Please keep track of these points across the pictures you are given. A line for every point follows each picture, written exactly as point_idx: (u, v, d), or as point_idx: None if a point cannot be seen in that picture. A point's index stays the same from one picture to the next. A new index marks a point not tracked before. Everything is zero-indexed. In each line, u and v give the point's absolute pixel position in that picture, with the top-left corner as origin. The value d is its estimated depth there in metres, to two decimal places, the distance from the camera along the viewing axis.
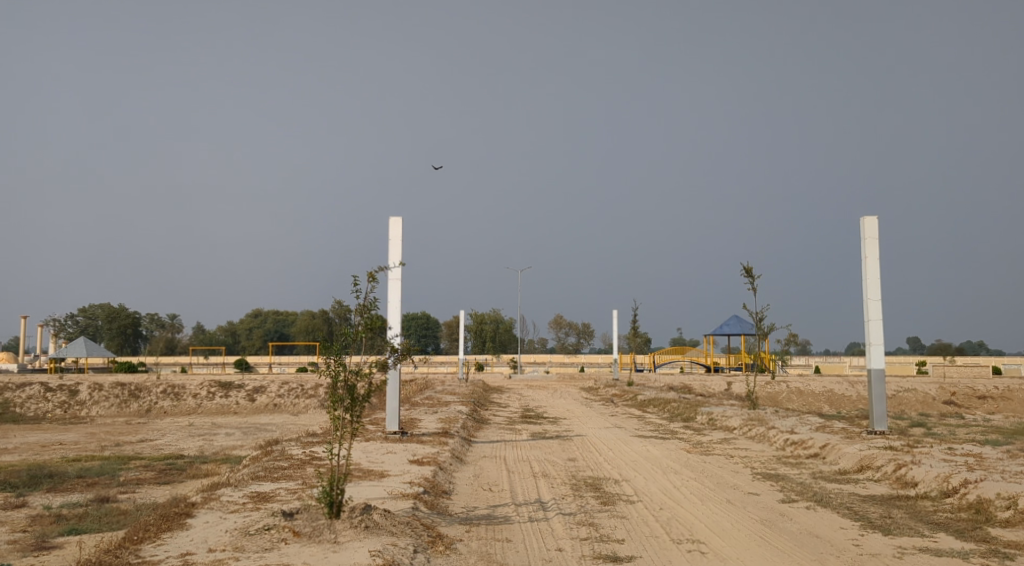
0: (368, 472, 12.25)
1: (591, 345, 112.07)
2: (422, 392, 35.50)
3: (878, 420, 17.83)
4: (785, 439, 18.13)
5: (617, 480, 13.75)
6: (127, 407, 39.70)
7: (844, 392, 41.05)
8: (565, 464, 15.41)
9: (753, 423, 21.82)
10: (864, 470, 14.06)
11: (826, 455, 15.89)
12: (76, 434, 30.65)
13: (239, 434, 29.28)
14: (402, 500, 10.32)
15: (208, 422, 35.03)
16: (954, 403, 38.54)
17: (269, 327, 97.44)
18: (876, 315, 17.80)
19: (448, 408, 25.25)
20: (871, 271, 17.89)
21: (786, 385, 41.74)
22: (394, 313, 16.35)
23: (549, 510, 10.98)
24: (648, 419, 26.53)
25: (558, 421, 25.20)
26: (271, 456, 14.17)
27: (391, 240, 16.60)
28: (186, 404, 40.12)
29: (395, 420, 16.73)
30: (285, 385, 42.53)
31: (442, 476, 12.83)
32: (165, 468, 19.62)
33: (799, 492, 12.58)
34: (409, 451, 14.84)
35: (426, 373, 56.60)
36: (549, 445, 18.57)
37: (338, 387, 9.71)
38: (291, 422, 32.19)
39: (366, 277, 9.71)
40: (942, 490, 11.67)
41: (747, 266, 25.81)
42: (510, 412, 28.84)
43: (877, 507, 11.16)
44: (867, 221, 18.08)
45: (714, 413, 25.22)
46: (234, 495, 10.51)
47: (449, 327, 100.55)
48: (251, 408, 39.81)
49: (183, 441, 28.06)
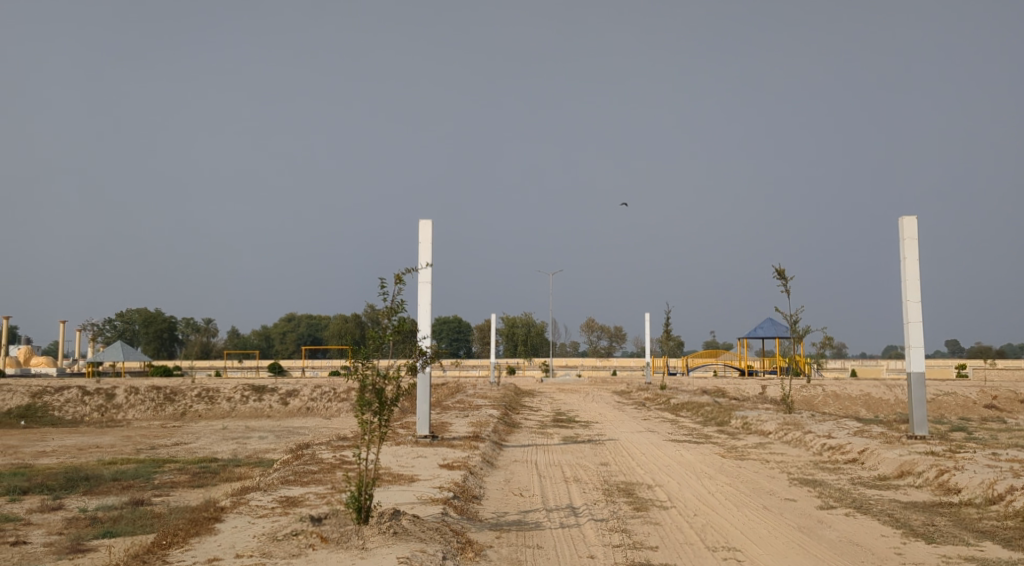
0: (398, 476, 12.17)
1: (622, 348, 111.40)
2: (453, 396, 35.45)
3: (918, 424, 17.39)
4: (823, 444, 17.75)
5: (650, 485, 13.52)
6: (163, 411, 40.16)
7: (881, 395, 40.27)
8: (596, 469, 15.21)
9: (789, 427, 21.45)
10: (905, 475, 13.69)
11: (865, 460, 15.52)
12: (112, 437, 31.05)
13: (272, 438, 29.43)
14: (431, 505, 10.22)
15: (241, 425, 35.29)
16: (996, 407, 37.60)
17: (301, 331, 98.25)
18: (916, 318, 17.36)
19: (479, 412, 25.16)
20: (910, 272, 17.45)
21: (821, 389, 41.08)
22: (424, 316, 16.27)
23: (581, 516, 10.81)
24: (682, 423, 26.17)
25: (589, 425, 24.99)
26: (301, 460, 14.14)
27: (421, 243, 16.54)
28: (220, 407, 40.52)
29: (425, 424, 16.66)
30: (317, 389, 42.74)
31: (472, 481, 12.71)
32: (199, 471, 19.72)
33: (838, 498, 12.25)
34: (439, 456, 14.77)
35: (457, 377, 56.63)
36: (581, 449, 18.37)
37: (365, 392, 9.63)
38: (323, 426, 32.31)
39: (393, 279, 9.64)
40: (988, 497, 11.28)
41: (781, 267, 25.38)
42: (541, 416, 28.66)
43: (919, 515, 10.82)
44: (906, 220, 17.65)
45: (748, 417, 24.85)
46: (263, 500, 10.49)
47: (481, 331, 100.60)
48: (283, 412, 40.06)
49: (217, 445, 28.27)
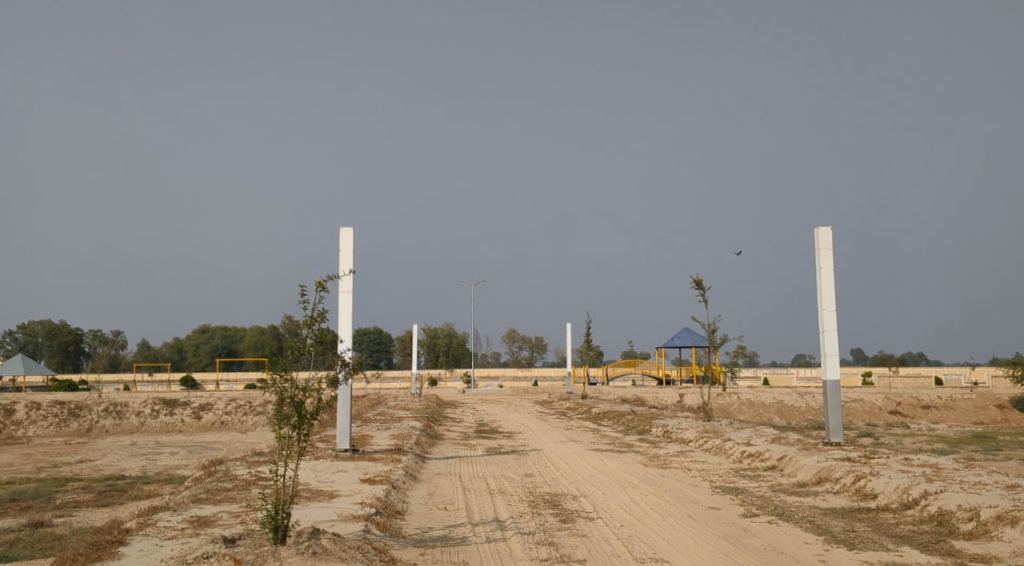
0: (317, 493, 11.70)
1: (543, 358, 112.00)
2: (374, 408, 34.76)
3: (833, 431, 17.84)
4: (743, 451, 18.01)
5: (576, 496, 13.39)
6: (66, 426, 38.15)
7: (793, 402, 41.48)
8: (521, 480, 15.04)
9: (708, 435, 21.77)
10: (823, 482, 13.97)
11: (784, 467, 15.80)
12: (9, 456, 29.22)
13: (185, 453, 28.23)
14: (352, 522, 9.82)
15: (151, 441, 33.78)
16: (899, 413, 39.17)
17: (217, 342, 95.23)
18: (831, 327, 17.82)
19: (400, 424, 24.71)
20: (825, 282, 17.93)
21: (737, 397, 42.06)
22: (345, 326, 15.82)
23: (507, 530, 10.58)
24: (603, 432, 26.28)
25: (512, 436, 24.85)
26: (214, 476, 13.48)
27: (341, 251, 16.08)
28: (128, 422, 38.77)
29: (346, 436, 16.16)
30: (232, 402, 41.34)
31: (395, 495, 12.32)
32: (106, 490, 18.66)
33: (760, 505, 12.38)
34: (360, 470, 14.31)
35: (378, 389, 55.72)
36: (505, 460, 18.17)
37: (283, 405, 9.19)
38: (238, 440, 31.20)
39: (315, 286, 9.19)
40: (903, 501, 11.57)
41: (699, 278, 25.84)
42: (463, 427, 28.35)
43: (840, 521, 11.00)
44: (822, 231, 18.14)
45: (669, 425, 25.14)
46: (172, 520, 9.90)
47: (402, 342, 99.54)
48: (196, 426, 38.60)
49: (124, 461, 26.91)
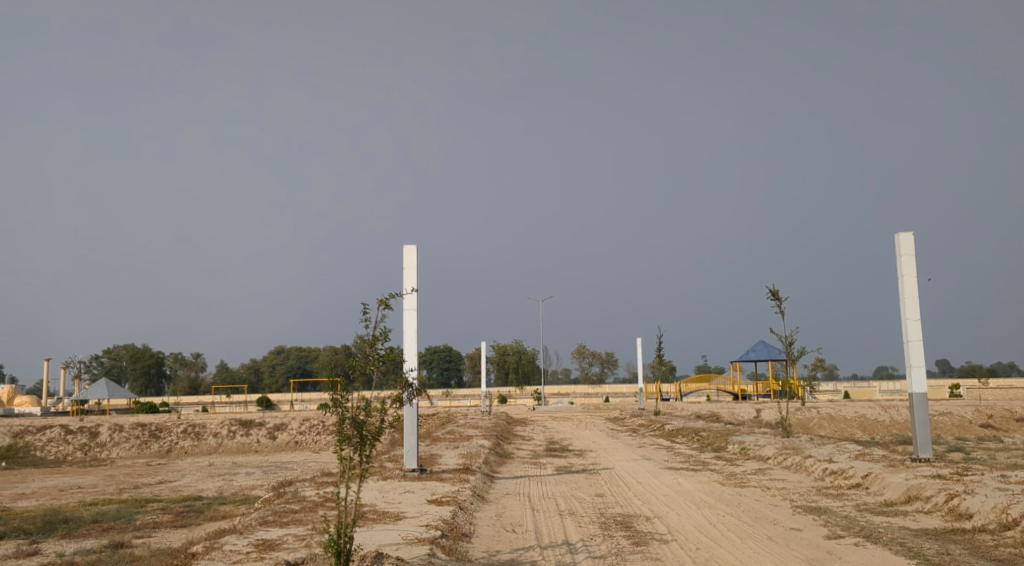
0: (384, 514, 11.55)
1: (614, 374, 110.69)
2: (444, 426, 34.72)
3: (922, 446, 16.89)
4: (824, 468, 17.19)
5: (649, 517, 12.91)
6: (148, 448, 39.28)
7: (876, 417, 39.84)
8: (591, 500, 14.63)
9: (788, 451, 20.94)
10: (912, 501, 13.17)
11: (869, 485, 14.99)
12: (94, 477, 30.15)
13: (260, 474, 28.62)
14: (417, 545, 9.62)
15: (228, 462, 34.42)
16: (992, 426, 37.21)
17: (291, 364, 97.14)
18: (916, 337, 16.93)
19: (469, 443, 24.57)
20: (908, 290, 17.07)
21: (816, 411, 40.63)
22: (411, 344, 15.73)
23: (578, 553, 10.23)
24: (677, 450, 25.60)
25: (583, 454, 24.44)
26: (283, 498, 13.46)
27: (405, 269, 16.05)
28: (206, 443, 39.67)
29: (413, 456, 16.03)
30: (306, 422, 41.92)
31: (462, 517, 12.08)
32: (183, 510, 18.99)
33: (845, 527, 11.71)
34: (428, 490, 14.15)
35: (448, 407, 55.84)
36: (576, 479, 17.77)
37: (345, 425, 9.05)
38: (312, 460, 31.55)
39: (376, 304, 9.07)
40: (1002, 522, 10.77)
41: (774, 288, 25.02)
42: (534, 445, 28.05)
43: (933, 543, 10.28)
44: (903, 237, 17.31)
45: (746, 442, 24.32)
46: (238, 544, 9.88)
47: (472, 360, 99.77)
48: (271, 447, 39.26)
49: (202, 482, 27.42)
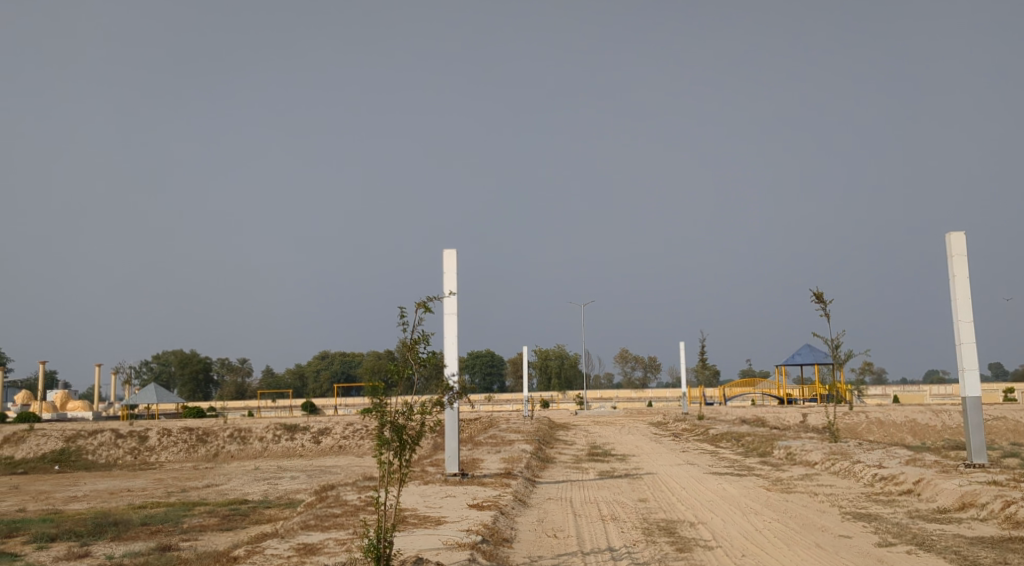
0: (425, 519, 11.54)
1: (657, 378, 109.71)
2: (486, 431, 34.70)
3: (976, 452, 16.37)
4: (874, 474, 16.75)
5: (693, 523, 12.72)
6: (196, 452, 39.98)
7: (927, 421, 38.85)
8: (635, 505, 14.46)
9: (836, 456, 20.48)
10: (967, 508, 12.75)
11: (921, 492, 14.57)
12: (144, 480, 30.75)
13: (304, 478, 28.91)
14: (457, 550, 9.57)
15: (273, 466, 34.85)
16: None
17: (335, 369, 98.13)
18: (969, 339, 16.44)
19: (511, 447, 24.50)
20: (959, 290, 16.58)
21: (865, 415, 39.75)
22: (451, 350, 15.73)
23: (620, 560, 10.09)
24: (722, 455, 25.24)
25: (625, 459, 24.20)
26: (325, 502, 13.56)
27: (445, 273, 16.07)
28: (252, 447, 40.24)
29: (454, 461, 16.02)
30: (349, 426, 42.27)
31: (503, 522, 12.02)
32: (229, 514, 19.23)
33: (897, 534, 11.38)
34: (469, 495, 14.12)
35: (490, 412, 55.86)
36: (619, 484, 17.58)
37: (384, 430, 9.04)
38: (355, 464, 31.79)
39: (416, 307, 9.05)
40: None
41: (818, 291, 24.50)
42: (576, 450, 27.89)
43: (989, 552, 9.92)
44: (953, 236, 16.84)
45: (792, 447, 23.87)
46: (280, 547, 9.96)
47: (514, 364, 99.76)
48: (315, 451, 39.68)
49: (248, 486, 27.77)
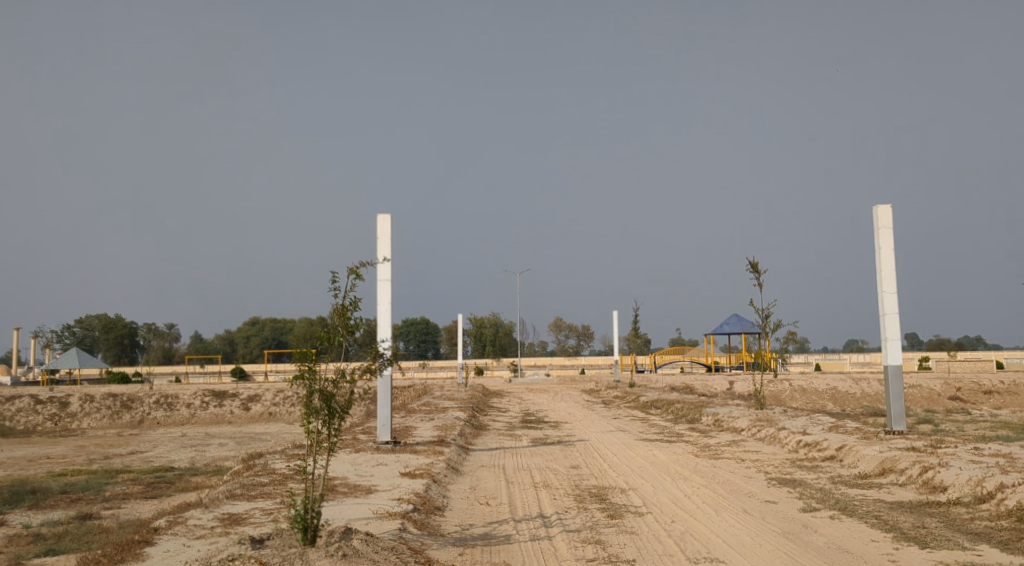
0: (355, 488, 11.32)
1: (590, 346, 111.01)
2: (419, 398, 34.57)
3: (896, 420, 16.95)
4: (798, 440, 17.20)
5: (624, 489, 12.83)
6: (120, 418, 38.76)
7: (847, 389, 40.25)
8: (567, 472, 14.53)
9: (762, 423, 21.01)
10: (887, 473, 13.17)
11: (843, 458, 15.01)
12: (64, 448, 29.65)
13: (233, 445, 28.29)
14: (388, 520, 9.39)
15: (201, 433, 34.02)
16: (960, 399, 37.75)
17: (267, 335, 96.33)
18: (892, 310, 16.92)
19: (444, 415, 24.39)
20: (885, 262, 17.02)
21: (788, 383, 40.98)
22: (384, 316, 15.44)
23: (552, 527, 10.07)
24: (652, 421, 25.63)
25: (558, 426, 24.38)
26: (252, 470, 13.20)
27: (379, 238, 15.71)
28: (179, 414, 39.19)
29: (386, 429, 15.81)
30: (279, 393, 41.55)
31: (435, 490, 11.89)
32: (154, 481, 18.63)
33: (820, 499, 11.66)
34: (401, 463, 13.95)
35: (424, 379, 55.72)
36: (551, 451, 17.66)
37: (313, 398, 8.76)
38: (286, 431, 31.28)
39: (347, 272, 8.65)
40: (976, 495, 10.77)
41: (753, 260, 24.91)
42: (509, 417, 27.98)
43: (908, 517, 10.24)
44: (881, 210, 17.23)
45: (719, 414, 24.39)
46: (203, 518, 9.60)
47: (449, 332, 99.50)
48: (245, 418, 38.92)
49: (174, 453, 27.05)
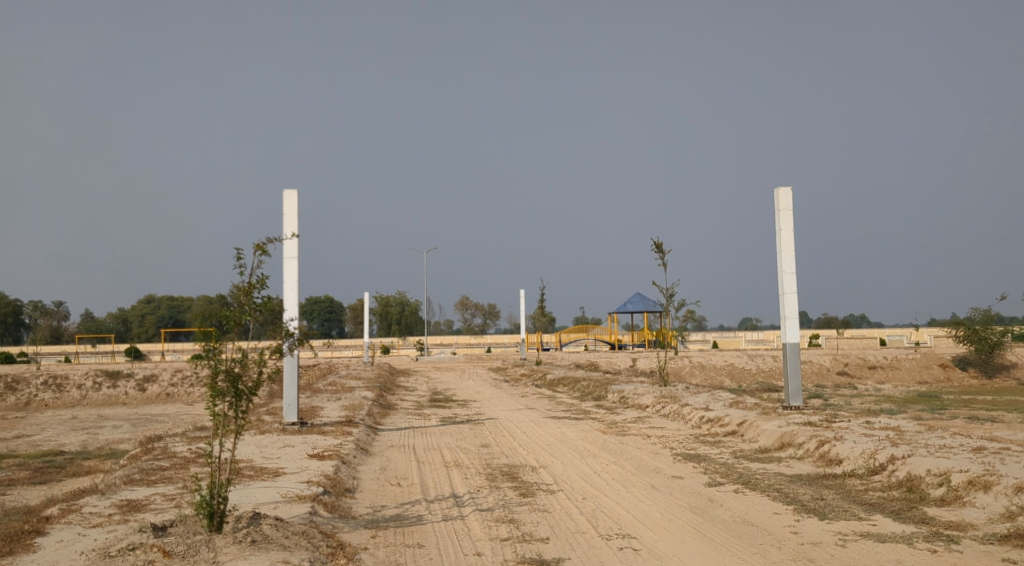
0: (261, 471, 10.95)
1: (496, 324, 111.58)
2: (325, 378, 33.99)
3: (793, 395, 17.64)
4: (702, 416, 17.71)
5: (534, 467, 12.90)
6: (3, 401, 36.51)
7: (744, 365, 41.86)
8: (477, 451, 14.49)
9: (666, 399, 21.57)
10: (785, 447, 13.69)
11: (744, 433, 15.53)
12: None
13: (128, 428, 27.09)
14: (297, 503, 9.12)
15: (93, 415, 32.42)
16: (847, 374, 39.84)
17: (163, 313, 92.71)
18: (791, 289, 17.56)
19: (351, 394, 24.04)
20: (785, 243, 17.61)
21: (689, 360, 42.27)
22: (291, 294, 14.97)
23: (464, 507, 10.01)
24: (559, 399, 25.97)
25: (466, 404, 24.39)
26: (151, 454, 12.61)
27: (285, 214, 15.18)
28: (68, 396, 37.24)
29: (293, 410, 15.37)
30: (178, 373, 40.04)
31: (345, 472, 11.65)
32: (42, 467, 17.57)
33: (724, 474, 12.00)
34: (308, 444, 13.57)
35: (330, 358, 54.80)
36: (460, 430, 17.56)
37: (218, 380, 8.36)
38: (185, 413, 30.17)
39: (252, 249, 8.24)
40: (870, 467, 11.30)
41: (657, 241, 25.42)
42: (417, 396, 27.81)
43: (807, 489, 10.64)
44: (781, 192, 17.79)
45: (625, 390, 24.93)
46: (99, 505, 9.08)
47: (354, 310, 98.16)
48: (141, 399, 37.33)
49: (63, 437, 25.67)
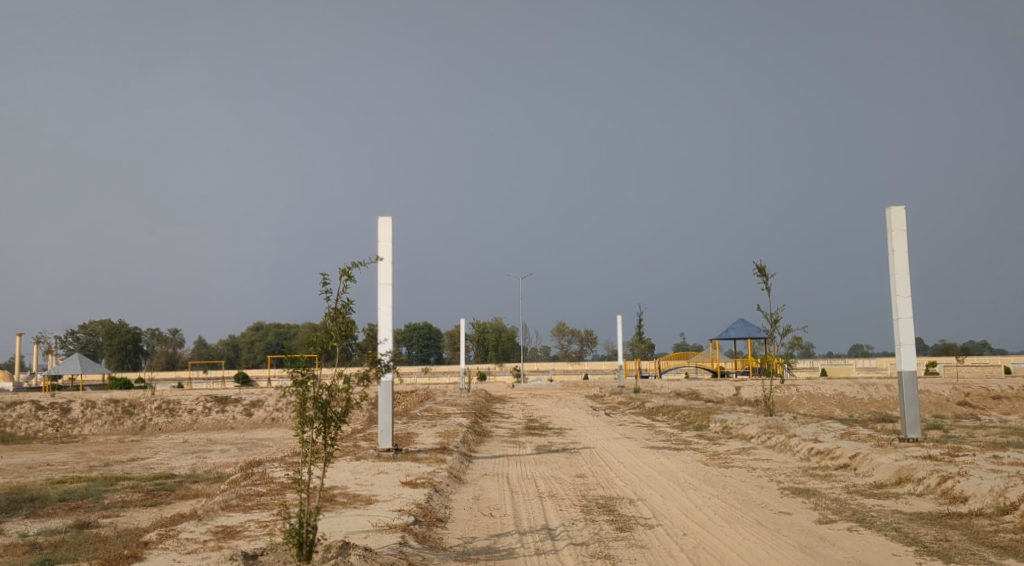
0: (354, 498, 10.93)
1: (593, 351, 110.60)
2: (422, 404, 34.24)
3: (911, 427, 16.50)
4: (810, 448, 16.77)
5: (632, 499, 12.44)
6: (121, 424, 38.38)
7: (855, 394, 39.81)
8: (573, 482, 14.11)
9: (772, 430, 20.57)
10: (903, 483, 12.76)
11: (857, 466, 14.60)
12: (65, 454, 29.21)
13: (234, 452, 27.91)
14: (388, 533, 9.01)
15: (203, 439, 33.62)
16: (969, 405, 37.30)
17: (271, 340, 96.17)
18: (906, 314, 16.50)
19: (447, 421, 24.03)
20: (898, 265, 16.62)
21: (795, 389, 40.54)
22: (386, 320, 15.06)
23: (558, 540, 9.68)
24: (658, 428, 25.22)
25: (563, 432, 24.01)
26: (250, 479, 12.81)
27: (380, 241, 15.35)
28: (181, 420, 38.80)
29: (388, 436, 15.42)
30: (283, 399, 41.16)
31: (437, 500, 11.50)
32: (154, 489, 18.18)
33: (836, 510, 11.24)
34: (402, 471, 13.53)
35: (427, 385, 55.44)
36: (556, 459, 17.22)
37: (307, 406, 8.38)
38: (288, 438, 30.89)
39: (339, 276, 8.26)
40: (999, 506, 10.36)
41: (760, 264, 24.54)
42: (513, 423, 27.62)
43: (929, 529, 9.83)
44: (894, 211, 16.83)
45: (727, 420, 24.01)
46: (196, 531, 9.21)
47: (452, 337, 99.25)
48: (247, 424, 38.52)
49: (174, 460, 26.66)
